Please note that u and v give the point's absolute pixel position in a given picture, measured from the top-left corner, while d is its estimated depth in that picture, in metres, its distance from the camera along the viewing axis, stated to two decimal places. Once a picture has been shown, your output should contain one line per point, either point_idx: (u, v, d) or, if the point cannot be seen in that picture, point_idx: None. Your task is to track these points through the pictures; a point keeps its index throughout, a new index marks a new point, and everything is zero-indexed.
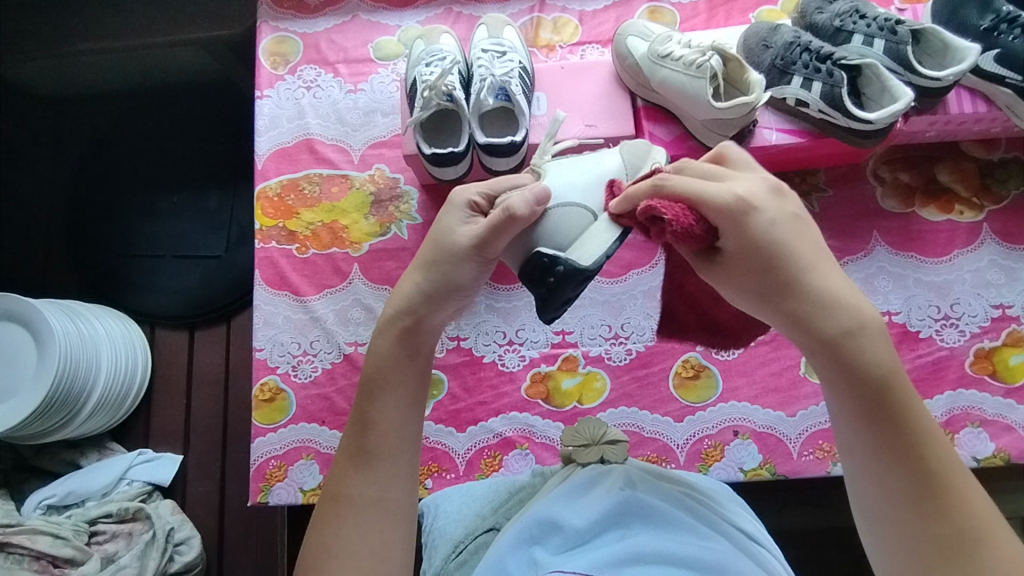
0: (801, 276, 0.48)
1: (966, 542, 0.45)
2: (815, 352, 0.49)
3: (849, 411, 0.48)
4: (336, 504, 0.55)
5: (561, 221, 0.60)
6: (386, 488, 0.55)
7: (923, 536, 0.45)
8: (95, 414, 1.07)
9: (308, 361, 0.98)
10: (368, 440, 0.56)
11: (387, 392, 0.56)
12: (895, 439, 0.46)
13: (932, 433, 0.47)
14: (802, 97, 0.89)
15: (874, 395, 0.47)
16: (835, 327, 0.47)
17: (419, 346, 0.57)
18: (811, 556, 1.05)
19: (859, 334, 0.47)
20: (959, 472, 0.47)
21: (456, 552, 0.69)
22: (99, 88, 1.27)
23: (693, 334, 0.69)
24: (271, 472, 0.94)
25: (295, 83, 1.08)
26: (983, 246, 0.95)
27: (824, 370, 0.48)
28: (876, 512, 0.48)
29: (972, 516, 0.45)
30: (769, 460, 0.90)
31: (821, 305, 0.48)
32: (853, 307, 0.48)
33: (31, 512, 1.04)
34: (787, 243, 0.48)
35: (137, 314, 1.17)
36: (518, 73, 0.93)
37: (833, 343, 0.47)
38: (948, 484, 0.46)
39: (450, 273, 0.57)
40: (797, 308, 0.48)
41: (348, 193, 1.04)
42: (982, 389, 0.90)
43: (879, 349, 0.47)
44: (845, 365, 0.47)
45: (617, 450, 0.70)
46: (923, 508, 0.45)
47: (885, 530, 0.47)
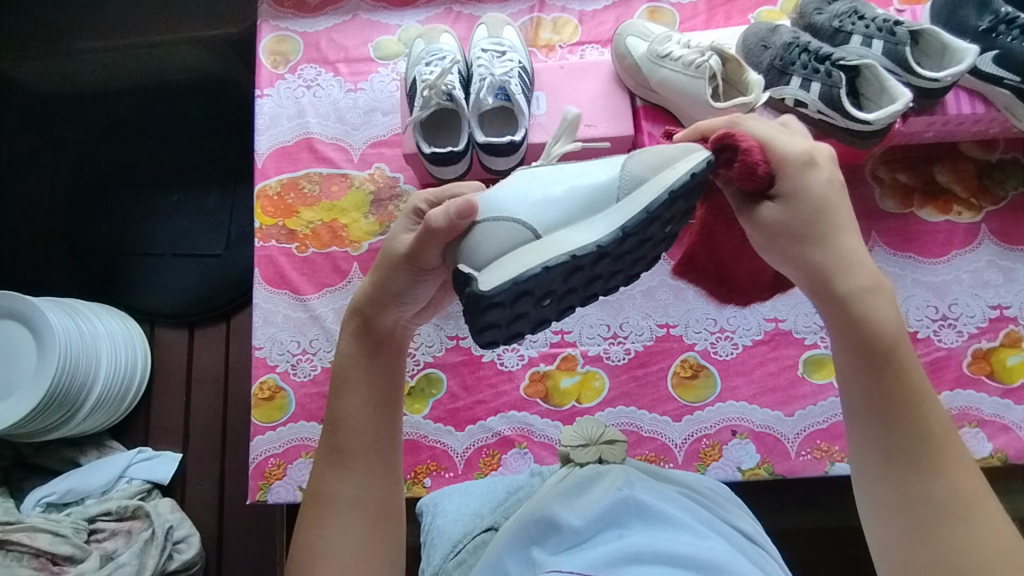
0: (834, 231, 0.49)
1: (951, 503, 0.47)
2: (831, 309, 0.50)
3: (856, 368, 0.49)
4: (316, 504, 0.55)
5: (488, 237, 0.51)
6: (362, 486, 0.55)
7: (913, 494, 0.47)
8: (95, 412, 1.07)
9: (307, 360, 0.98)
10: (341, 438, 0.55)
11: (354, 388, 0.56)
12: (898, 397, 0.48)
13: (930, 397, 0.49)
14: (800, 97, 0.89)
15: (881, 354, 0.48)
16: (851, 286, 0.49)
17: (376, 342, 0.56)
18: (809, 555, 1.05)
19: (873, 296, 0.49)
20: (950, 437, 0.48)
21: (455, 551, 0.69)
22: (100, 86, 1.27)
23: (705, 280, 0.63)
24: (270, 471, 0.94)
25: (295, 82, 1.08)
26: (981, 246, 0.95)
27: (836, 328, 0.50)
28: (873, 467, 0.49)
29: (959, 479, 0.47)
30: (767, 460, 0.90)
31: (838, 265, 0.49)
32: (870, 271, 0.49)
33: (31, 510, 1.04)
34: (830, 199, 0.49)
35: (138, 312, 1.18)
36: (517, 72, 0.93)
37: (847, 302, 0.49)
38: (940, 446, 0.48)
39: (386, 282, 0.54)
40: (817, 263, 0.49)
41: (348, 192, 1.04)
42: (979, 389, 0.90)
43: (890, 312, 0.49)
44: (858, 322, 0.48)
45: (614, 450, 0.70)
46: (915, 467, 0.47)
47: (876, 489, 0.49)
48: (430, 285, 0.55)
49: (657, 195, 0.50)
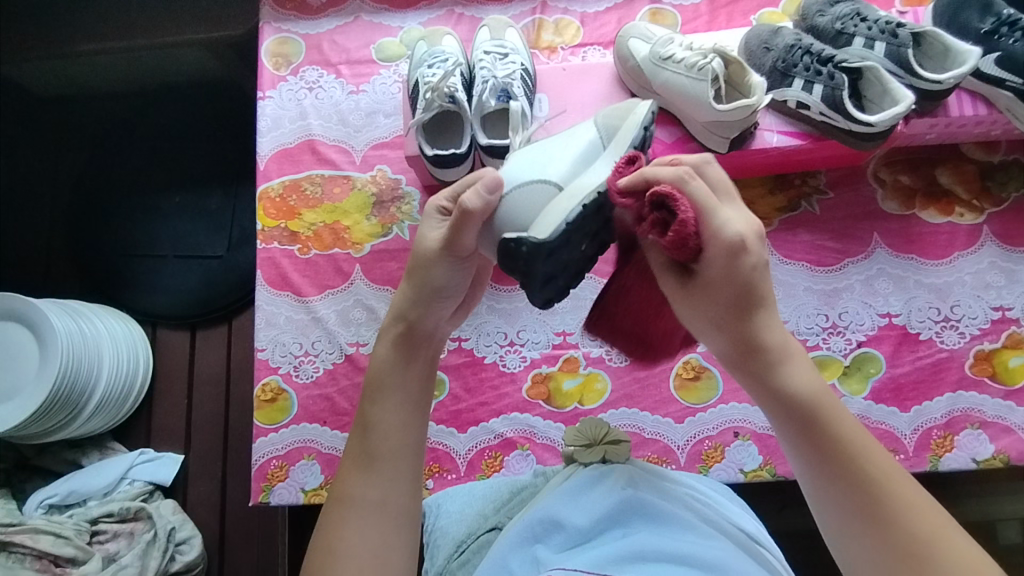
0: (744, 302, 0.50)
1: (915, 548, 0.45)
2: (752, 379, 0.51)
3: (789, 435, 0.50)
4: (340, 505, 0.54)
5: (518, 201, 0.57)
6: (390, 487, 0.55)
7: (878, 545, 0.46)
8: (97, 413, 1.07)
9: (310, 362, 0.98)
10: (373, 439, 0.55)
11: (390, 393, 0.56)
12: (836, 460, 0.48)
13: (868, 449, 0.48)
14: (803, 99, 0.89)
15: (808, 419, 0.49)
16: (765, 358, 0.50)
17: (415, 347, 0.57)
18: (810, 556, 1.05)
19: (784, 361, 0.50)
20: (901, 479, 0.47)
21: (458, 551, 0.69)
22: (102, 88, 1.27)
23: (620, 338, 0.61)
24: (273, 473, 0.94)
25: (297, 83, 1.08)
26: (983, 248, 0.95)
27: (760, 398, 0.51)
28: (838, 531, 0.48)
29: (918, 521, 0.46)
30: (769, 461, 0.90)
31: (751, 334, 0.50)
32: (782, 339, 0.50)
33: (34, 512, 1.04)
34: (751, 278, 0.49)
35: (139, 314, 1.18)
36: (520, 75, 0.93)
37: (762, 371, 0.50)
38: (889, 493, 0.47)
39: (430, 278, 0.56)
40: (734, 331, 0.50)
41: (350, 194, 1.04)
42: (982, 391, 0.90)
43: (804, 376, 0.50)
44: (777, 395, 0.50)
45: (618, 450, 0.70)
46: (869, 520, 0.46)
47: (847, 544, 0.48)
48: (466, 276, 0.58)
49: (637, 134, 0.63)
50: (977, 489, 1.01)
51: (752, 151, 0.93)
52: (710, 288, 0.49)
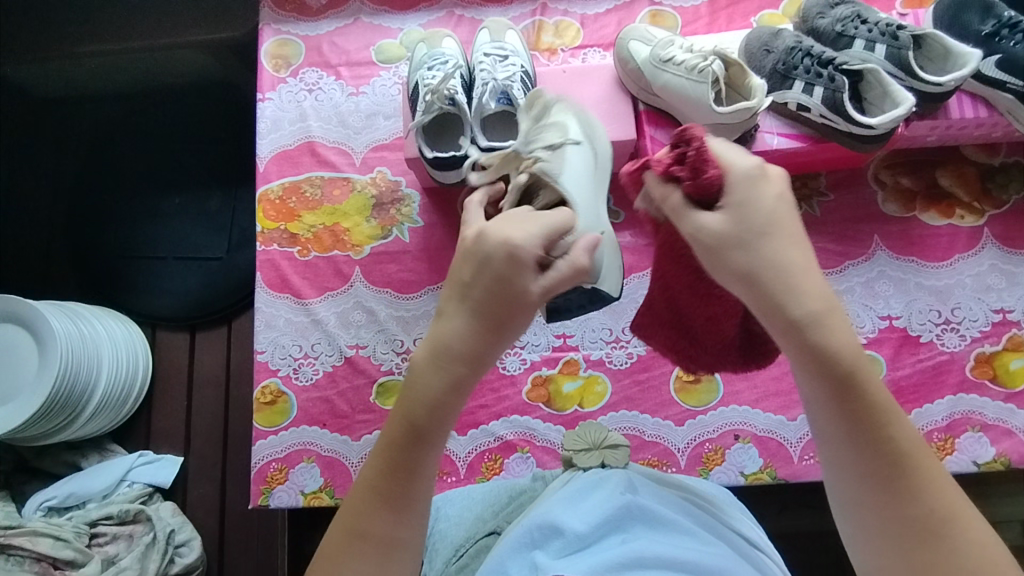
0: (767, 241, 0.47)
1: (931, 527, 0.44)
2: (784, 338, 0.46)
3: (820, 400, 0.46)
4: (348, 530, 0.49)
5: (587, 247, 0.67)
6: (410, 526, 0.50)
7: (891, 518, 0.45)
8: (96, 415, 1.07)
9: (309, 364, 0.98)
10: (406, 478, 0.49)
11: (429, 434, 0.49)
12: (862, 425, 0.45)
13: (897, 419, 0.46)
14: (803, 101, 0.89)
15: (841, 381, 0.45)
16: (802, 311, 0.45)
17: (464, 382, 0.49)
18: (810, 558, 1.05)
19: (827, 323, 0.45)
20: (925, 452, 0.46)
21: (456, 556, 0.68)
22: (100, 90, 1.26)
23: (661, 331, 0.67)
24: (272, 475, 0.94)
25: (297, 85, 1.08)
26: (983, 250, 0.95)
27: (792, 355, 0.46)
28: (850, 495, 0.47)
29: (937, 498, 0.44)
30: (769, 464, 0.90)
31: (784, 296, 0.45)
32: (820, 290, 0.46)
33: (32, 514, 1.04)
34: (777, 216, 0.47)
35: (138, 315, 1.17)
36: (519, 77, 0.93)
37: (802, 338, 0.45)
38: (914, 468, 0.45)
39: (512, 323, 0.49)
40: (761, 278, 0.46)
41: (350, 196, 1.04)
42: (983, 394, 0.90)
43: (848, 339, 0.45)
44: (813, 352, 0.45)
45: (617, 455, 0.70)
46: (888, 490, 0.45)
47: (858, 511, 0.46)
48: None
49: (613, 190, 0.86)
50: (978, 491, 1.01)
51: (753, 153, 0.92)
52: (739, 222, 0.47)
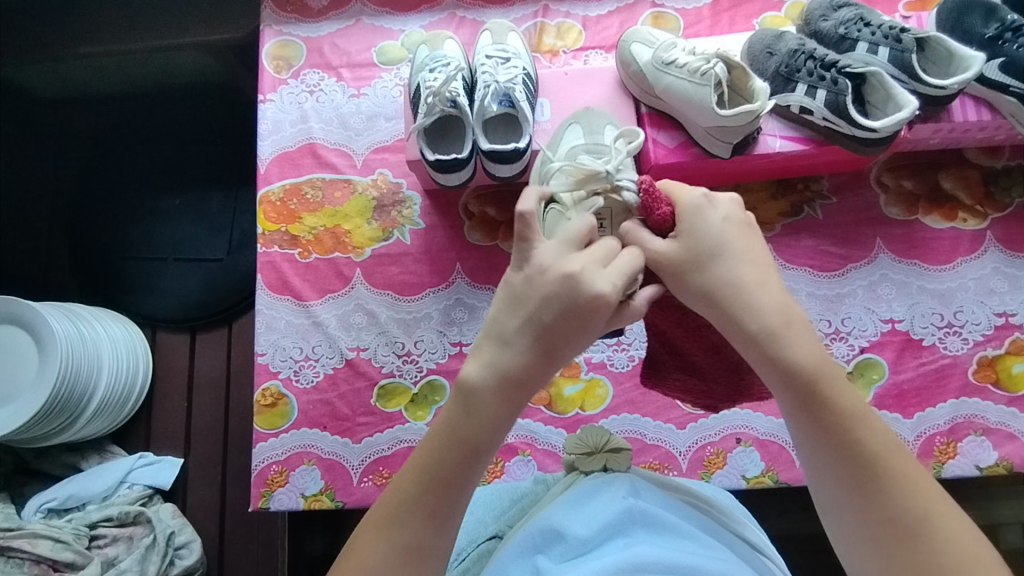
0: (715, 262, 0.50)
1: (913, 529, 0.45)
2: (750, 354, 0.49)
3: (792, 413, 0.48)
4: (382, 539, 0.48)
5: None
6: (445, 537, 0.50)
7: (870, 523, 0.46)
8: (96, 417, 1.07)
9: (310, 366, 0.98)
10: (453, 490, 0.49)
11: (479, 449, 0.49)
12: (831, 431, 0.47)
13: (867, 424, 0.47)
14: (806, 104, 0.88)
15: (804, 390, 0.47)
16: (758, 326, 0.48)
17: (522, 401, 0.49)
18: (812, 560, 1.04)
19: (787, 336, 0.48)
20: (901, 455, 0.47)
21: (459, 560, 0.68)
22: (101, 91, 1.26)
23: (672, 376, 0.67)
24: (272, 478, 0.94)
25: (298, 86, 1.08)
26: (986, 254, 0.95)
27: (759, 371, 0.49)
28: (833, 503, 0.48)
29: (916, 498, 0.45)
30: (771, 467, 0.90)
31: (744, 312, 0.49)
32: (778, 305, 0.49)
33: (32, 516, 1.04)
34: (726, 236, 0.50)
35: (139, 317, 1.17)
36: (522, 79, 0.93)
37: (765, 351, 0.48)
38: (890, 471, 0.46)
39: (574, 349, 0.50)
40: (715, 296, 0.49)
41: (351, 197, 1.04)
42: (985, 398, 0.89)
43: (808, 350, 0.48)
44: (773, 364, 0.48)
45: (620, 458, 0.70)
46: (863, 495, 0.46)
47: (842, 520, 0.47)
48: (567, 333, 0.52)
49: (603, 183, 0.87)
50: (981, 495, 1.01)
51: (754, 156, 0.92)
52: (692, 241, 0.51)
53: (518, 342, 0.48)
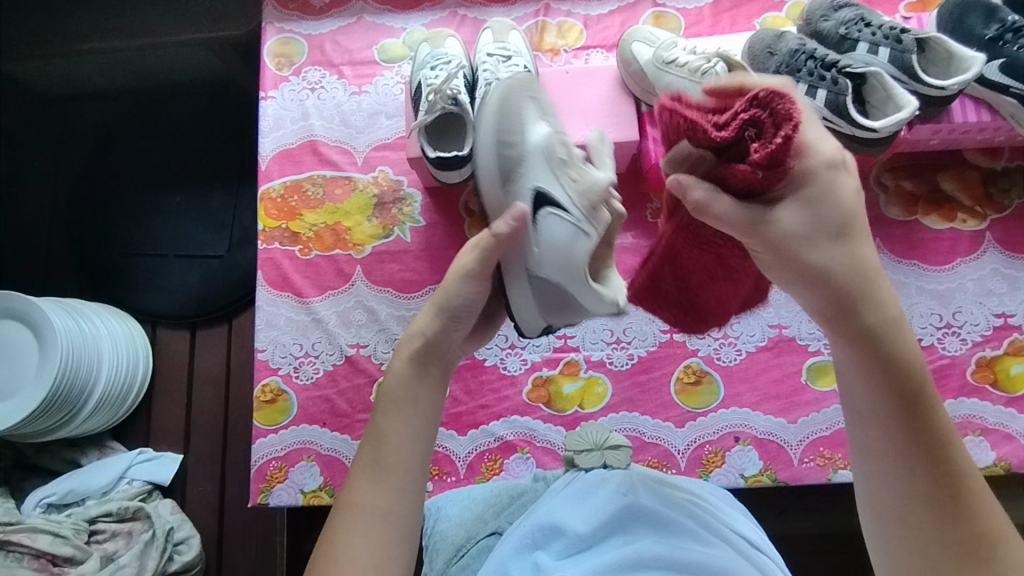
0: (846, 250, 0.45)
1: (983, 547, 0.43)
2: (849, 340, 0.45)
3: (879, 407, 0.45)
4: (341, 510, 0.51)
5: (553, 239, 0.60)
6: (396, 500, 0.51)
7: (940, 538, 0.43)
8: (97, 412, 1.07)
9: (310, 363, 0.98)
10: (384, 450, 0.52)
11: (399, 408, 0.53)
12: (922, 434, 0.44)
13: (953, 436, 0.45)
14: (806, 104, 0.89)
15: (903, 389, 0.44)
16: (872, 319, 0.44)
17: (423, 355, 0.55)
18: (809, 559, 1.05)
19: (894, 336, 0.45)
20: (975, 472, 0.45)
21: (457, 556, 0.68)
22: (104, 87, 1.27)
23: (665, 306, 0.63)
24: (271, 474, 0.94)
25: (300, 84, 1.08)
26: (985, 255, 0.95)
27: (862, 363, 0.45)
28: (895, 508, 0.45)
29: (987, 516, 0.43)
30: (770, 466, 0.90)
31: (857, 308, 0.45)
32: (892, 303, 0.45)
33: (31, 510, 1.04)
34: (854, 225, 0.45)
35: (139, 313, 1.17)
36: (522, 78, 0.93)
37: (870, 342, 0.45)
38: (968, 484, 0.44)
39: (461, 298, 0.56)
40: (832, 281, 0.45)
41: (351, 195, 1.04)
42: (983, 398, 0.90)
43: (912, 353, 0.45)
44: (877, 354, 0.44)
45: (619, 455, 0.70)
46: (940, 505, 0.43)
47: (899, 521, 0.45)
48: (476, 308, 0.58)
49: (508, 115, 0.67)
50: None
51: None
52: (817, 219, 0.45)
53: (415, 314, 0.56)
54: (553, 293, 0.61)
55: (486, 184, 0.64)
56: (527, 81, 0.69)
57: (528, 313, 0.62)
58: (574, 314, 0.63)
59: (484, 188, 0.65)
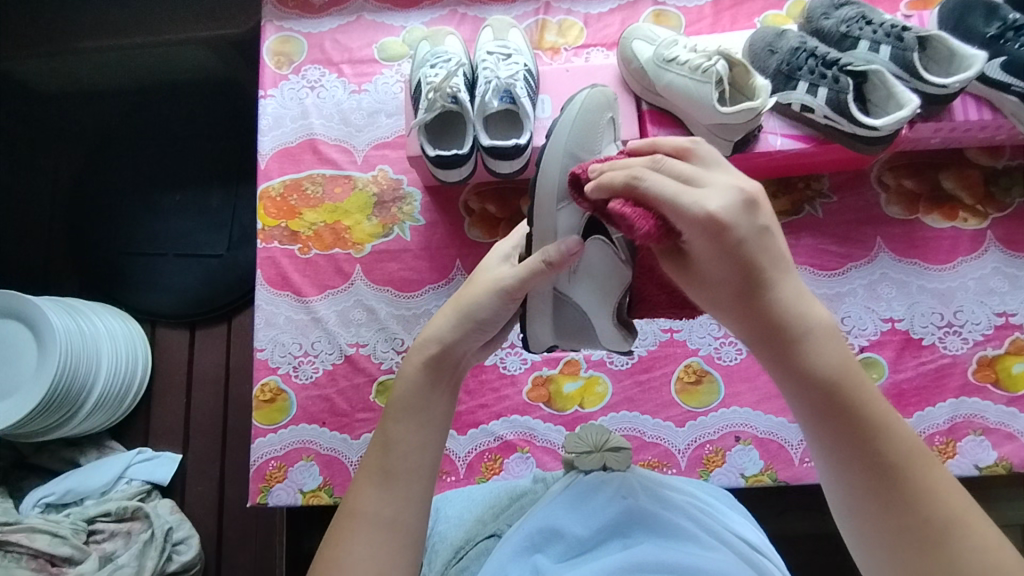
0: (763, 280, 0.43)
1: (933, 537, 0.40)
2: (765, 346, 0.44)
3: (808, 411, 0.44)
4: (347, 517, 0.50)
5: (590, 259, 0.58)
6: (404, 506, 0.50)
7: (890, 528, 0.42)
8: (96, 411, 1.06)
9: (309, 362, 0.98)
10: (392, 456, 0.52)
11: (410, 415, 0.53)
12: (852, 432, 0.43)
13: (893, 426, 0.43)
14: (808, 102, 0.88)
15: (824, 393, 0.43)
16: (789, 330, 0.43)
17: (440, 365, 0.55)
18: (810, 560, 1.04)
19: (807, 334, 0.43)
20: (927, 459, 0.42)
21: (456, 557, 0.67)
22: (103, 86, 1.27)
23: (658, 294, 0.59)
24: (270, 473, 0.94)
25: (299, 82, 1.08)
26: (986, 254, 0.95)
27: (781, 377, 0.44)
28: (845, 507, 0.44)
29: (940, 503, 0.41)
30: (770, 466, 0.90)
31: (768, 306, 0.43)
32: (807, 311, 0.44)
33: (30, 510, 1.03)
34: (757, 248, 0.42)
35: (138, 312, 1.17)
36: (523, 76, 0.92)
37: (786, 345, 0.44)
38: (911, 474, 0.41)
39: (477, 304, 0.55)
40: (749, 296, 0.43)
41: (351, 194, 1.04)
42: (985, 397, 0.89)
43: (833, 348, 0.43)
44: (795, 365, 0.43)
45: (618, 457, 0.70)
46: (882, 499, 0.42)
47: (854, 519, 0.43)
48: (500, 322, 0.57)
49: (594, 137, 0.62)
50: (980, 495, 1.00)
51: (754, 154, 0.92)
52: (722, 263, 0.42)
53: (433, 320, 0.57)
54: (575, 321, 0.62)
55: (541, 191, 0.59)
56: (610, 97, 0.63)
57: (542, 336, 0.64)
58: (585, 343, 0.64)
59: (535, 195, 0.59)
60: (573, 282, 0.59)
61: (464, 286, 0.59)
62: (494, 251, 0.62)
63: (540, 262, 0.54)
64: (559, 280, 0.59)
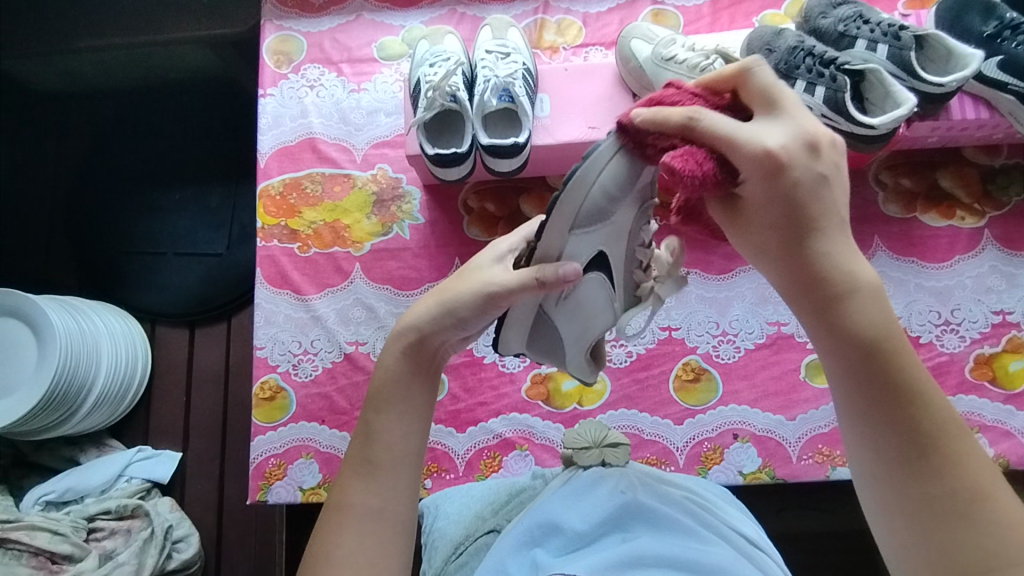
0: (813, 224, 0.42)
1: (963, 511, 0.39)
2: (805, 298, 0.44)
3: (844, 369, 0.43)
4: (336, 511, 0.51)
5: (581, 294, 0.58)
6: (390, 497, 0.51)
7: (912, 496, 0.40)
8: (95, 410, 1.07)
9: (308, 360, 0.98)
10: (374, 449, 0.52)
11: (392, 405, 0.53)
12: (889, 387, 0.41)
13: (933, 397, 0.41)
14: (805, 101, 0.89)
15: (866, 349, 0.42)
16: (838, 281, 0.42)
17: (423, 358, 0.55)
18: (809, 557, 1.05)
19: (848, 291, 0.42)
20: (963, 431, 0.41)
21: (456, 553, 0.68)
22: (104, 85, 1.27)
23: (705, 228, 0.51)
24: (270, 471, 0.94)
25: (298, 81, 1.08)
26: (984, 252, 0.95)
27: (820, 331, 0.44)
28: (870, 478, 0.43)
29: (964, 470, 0.40)
30: (768, 463, 0.90)
31: (812, 254, 0.43)
32: (852, 266, 0.43)
33: (30, 508, 1.04)
34: (807, 197, 0.42)
35: (138, 311, 1.17)
36: (521, 75, 0.93)
37: (825, 303, 0.43)
38: (942, 444, 0.40)
39: (455, 301, 0.55)
40: (799, 220, 0.42)
41: (350, 192, 1.04)
42: (982, 395, 0.90)
43: (874, 309, 0.42)
44: (835, 321, 0.43)
45: (618, 453, 0.70)
46: (907, 463, 0.41)
47: (880, 496, 0.42)
48: (480, 326, 0.57)
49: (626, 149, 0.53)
50: None
51: None
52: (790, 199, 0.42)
53: (414, 307, 0.56)
54: (549, 342, 0.63)
55: (560, 208, 0.52)
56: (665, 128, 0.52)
57: (512, 342, 0.64)
58: (551, 362, 0.66)
59: (555, 209, 0.52)
60: (558, 308, 0.60)
61: (451, 278, 0.58)
62: (489, 249, 0.60)
63: (531, 278, 0.53)
64: (547, 300, 0.60)
